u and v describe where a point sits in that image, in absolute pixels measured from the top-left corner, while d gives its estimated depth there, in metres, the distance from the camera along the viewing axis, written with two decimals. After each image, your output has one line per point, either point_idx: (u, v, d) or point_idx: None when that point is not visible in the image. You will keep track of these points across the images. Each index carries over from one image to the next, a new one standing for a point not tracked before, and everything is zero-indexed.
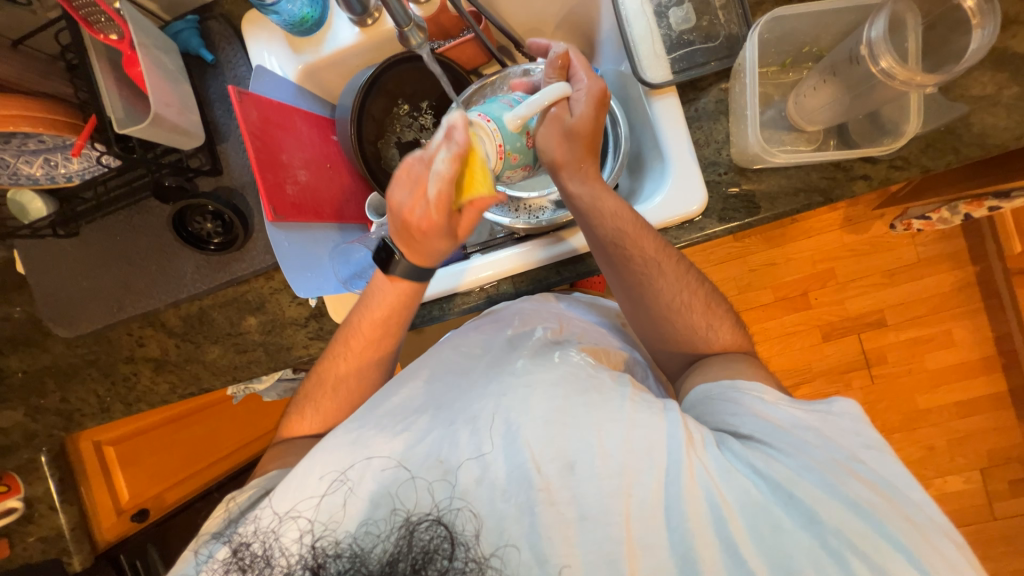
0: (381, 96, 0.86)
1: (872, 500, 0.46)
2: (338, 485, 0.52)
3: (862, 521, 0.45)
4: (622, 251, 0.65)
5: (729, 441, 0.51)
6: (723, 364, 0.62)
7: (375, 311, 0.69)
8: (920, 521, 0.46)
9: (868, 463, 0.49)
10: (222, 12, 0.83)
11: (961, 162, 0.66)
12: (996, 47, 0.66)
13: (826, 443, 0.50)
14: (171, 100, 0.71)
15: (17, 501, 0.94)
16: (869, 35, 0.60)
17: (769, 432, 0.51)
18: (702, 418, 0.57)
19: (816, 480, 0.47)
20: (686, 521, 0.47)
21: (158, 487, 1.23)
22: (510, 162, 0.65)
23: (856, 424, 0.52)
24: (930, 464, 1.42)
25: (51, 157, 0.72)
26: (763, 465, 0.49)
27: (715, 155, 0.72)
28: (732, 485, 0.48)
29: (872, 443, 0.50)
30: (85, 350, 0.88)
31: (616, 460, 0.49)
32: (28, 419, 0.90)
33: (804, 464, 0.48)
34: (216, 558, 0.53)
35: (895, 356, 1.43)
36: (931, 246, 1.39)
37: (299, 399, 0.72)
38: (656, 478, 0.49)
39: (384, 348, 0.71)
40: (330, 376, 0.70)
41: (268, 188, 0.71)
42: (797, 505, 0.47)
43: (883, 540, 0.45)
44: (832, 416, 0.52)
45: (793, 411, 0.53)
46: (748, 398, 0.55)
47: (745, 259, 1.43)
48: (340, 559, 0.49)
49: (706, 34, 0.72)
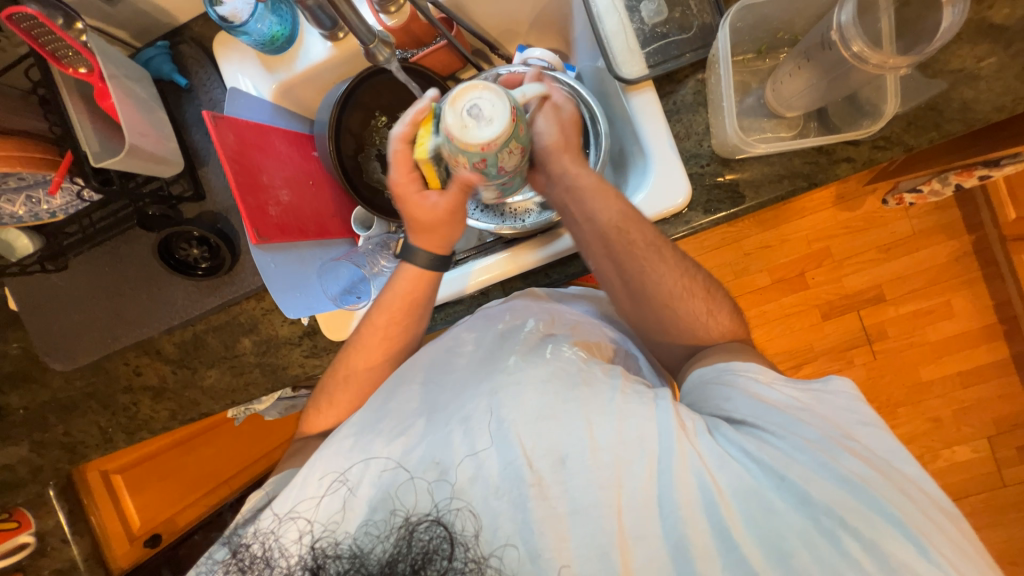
0: (357, 110, 0.85)
1: (866, 476, 0.46)
2: (338, 485, 0.53)
3: (857, 498, 0.45)
4: (625, 238, 0.64)
5: (722, 426, 0.51)
6: (727, 353, 0.60)
7: (392, 301, 0.69)
8: (917, 497, 0.46)
9: (860, 439, 0.50)
10: (193, 36, 0.83)
11: (944, 138, 0.65)
12: (974, 18, 0.65)
13: (818, 420, 0.50)
14: (147, 129, 0.71)
15: (29, 536, 0.95)
16: (840, 19, 0.58)
17: (761, 414, 0.51)
18: (697, 404, 0.57)
19: (806, 459, 0.47)
20: (679, 509, 0.47)
21: (171, 510, 1.25)
22: (516, 133, 0.54)
23: (850, 402, 0.52)
24: (936, 436, 1.42)
25: (32, 194, 0.72)
26: (755, 449, 0.48)
27: (696, 147, 0.72)
28: (725, 470, 0.48)
29: (869, 420, 0.51)
30: (84, 382, 0.88)
31: (607, 452, 0.50)
32: (34, 454, 0.91)
33: (794, 444, 0.48)
34: (218, 560, 0.54)
35: (896, 330, 1.42)
36: (925, 218, 1.38)
37: (314, 395, 0.72)
38: (648, 466, 0.49)
39: (400, 338, 0.70)
40: (346, 369, 0.70)
41: (250, 211, 0.71)
42: (789, 487, 0.46)
43: (876, 515, 0.44)
44: (826, 395, 0.53)
45: (788, 391, 0.53)
46: (741, 380, 0.54)
47: (740, 244, 1.42)
48: (340, 559, 0.50)
49: (680, 25, 0.71)
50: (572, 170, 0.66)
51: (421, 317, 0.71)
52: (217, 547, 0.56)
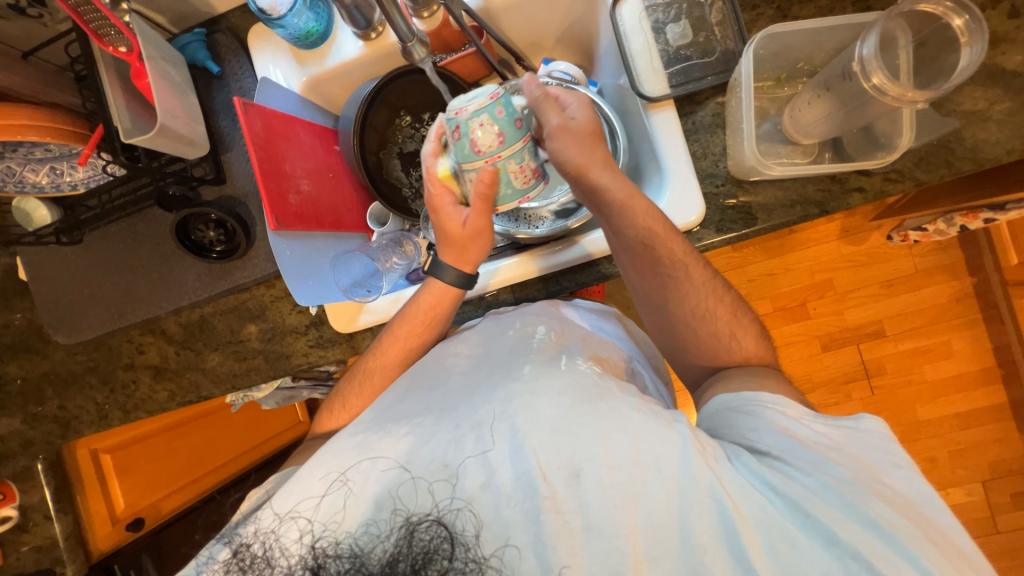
0: (383, 108, 0.87)
1: (894, 520, 0.45)
2: (338, 485, 0.52)
3: (883, 543, 0.45)
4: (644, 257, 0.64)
5: (743, 455, 0.51)
6: (746, 376, 0.61)
7: (415, 314, 0.70)
8: (948, 547, 0.46)
9: (894, 482, 0.49)
10: (229, 26, 0.85)
11: (954, 175, 0.67)
12: (986, 63, 0.67)
13: (850, 460, 0.50)
14: (178, 111, 0.73)
15: (12, 510, 0.92)
16: (862, 52, 0.60)
17: (786, 448, 0.51)
18: (718, 430, 0.57)
19: (832, 500, 0.47)
20: (696, 537, 0.48)
21: (154, 496, 1.22)
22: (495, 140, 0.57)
23: (884, 442, 0.51)
24: (931, 477, 1.42)
25: (57, 166, 0.73)
26: (778, 483, 0.49)
27: (713, 167, 0.73)
28: (746, 499, 0.48)
29: (903, 463, 0.50)
30: (85, 357, 0.88)
31: (623, 473, 0.49)
32: (26, 427, 0.90)
33: (820, 481, 0.48)
34: (217, 559, 0.53)
35: (894, 367, 1.43)
36: (928, 257, 1.40)
37: (331, 395, 0.72)
38: (665, 489, 0.49)
39: (422, 348, 0.71)
40: (360, 372, 0.70)
41: (271, 197, 0.72)
42: (813, 525, 0.47)
43: (903, 560, 0.44)
44: (857, 433, 0.52)
45: (816, 426, 0.53)
46: (769, 411, 0.55)
47: (744, 269, 1.43)
48: (340, 559, 0.49)
49: (703, 49, 0.73)
50: (608, 184, 0.64)
51: (442, 325, 0.72)
52: (215, 545, 0.55)
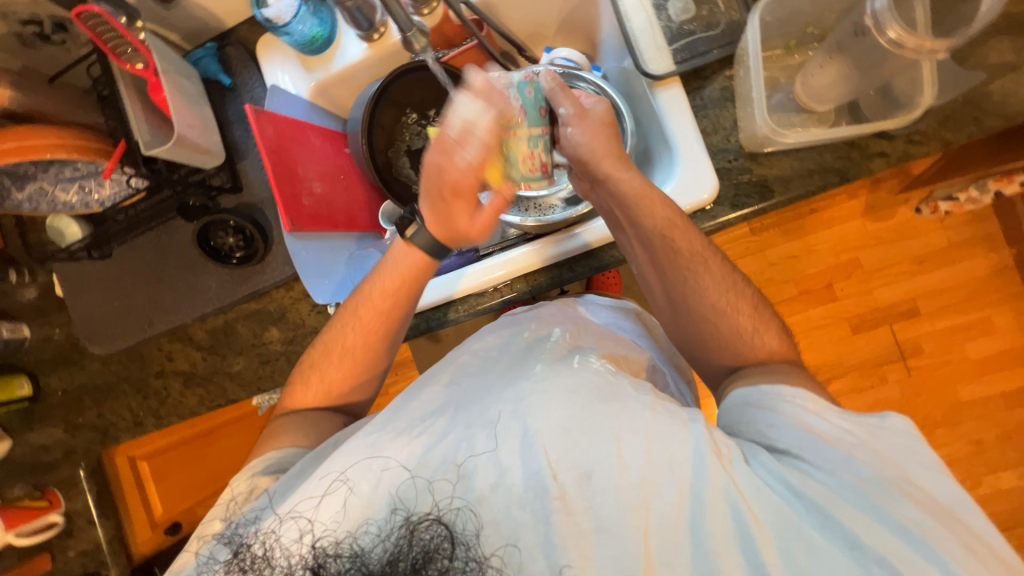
0: (390, 106, 0.88)
1: (922, 523, 0.44)
2: (338, 485, 0.51)
3: (910, 548, 0.43)
4: (668, 242, 0.64)
5: (761, 455, 0.50)
6: (765, 373, 0.58)
7: (390, 281, 0.70)
8: (978, 548, 0.44)
9: (922, 482, 0.47)
10: (239, 39, 0.88)
11: (984, 132, 0.64)
12: (1010, 13, 0.64)
13: (874, 459, 0.48)
14: (194, 122, 0.76)
15: (57, 516, 0.97)
16: (874, 6, 0.58)
17: (807, 446, 0.49)
18: (735, 427, 0.56)
19: (853, 499, 0.46)
20: (711, 538, 0.46)
21: (188, 502, 1.29)
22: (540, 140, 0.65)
23: (911, 441, 0.49)
24: (978, 461, 1.34)
25: (85, 183, 0.76)
26: (798, 483, 0.47)
27: (724, 142, 0.72)
28: (763, 501, 0.47)
29: (932, 463, 0.48)
30: (119, 367, 0.91)
31: (636, 473, 0.48)
32: (67, 435, 0.94)
33: (840, 481, 0.47)
34: (218, 559, 0.52)
35: (931, 346, 1.36)
36: (961, 229, 1.34)
37: (303, 367, 0.71)
38: (678, 491, 0.48)
39: (395, 317, 0.70)
40: (337, 344, 0.69)
41: (284, 199, 0.73)
42: (834, 527, 0.45)
43: (931, 565, 0.42)
44: (884, 431, 0.50)
45: (839, 422, 0.51)
46: (787, 406, 0.53)
47: (764, 253, 1.39)
48: (340, 559, 0.49)
49: (707, 23, 0.71)
50: (618, 174, 0.66)
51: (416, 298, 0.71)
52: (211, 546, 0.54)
